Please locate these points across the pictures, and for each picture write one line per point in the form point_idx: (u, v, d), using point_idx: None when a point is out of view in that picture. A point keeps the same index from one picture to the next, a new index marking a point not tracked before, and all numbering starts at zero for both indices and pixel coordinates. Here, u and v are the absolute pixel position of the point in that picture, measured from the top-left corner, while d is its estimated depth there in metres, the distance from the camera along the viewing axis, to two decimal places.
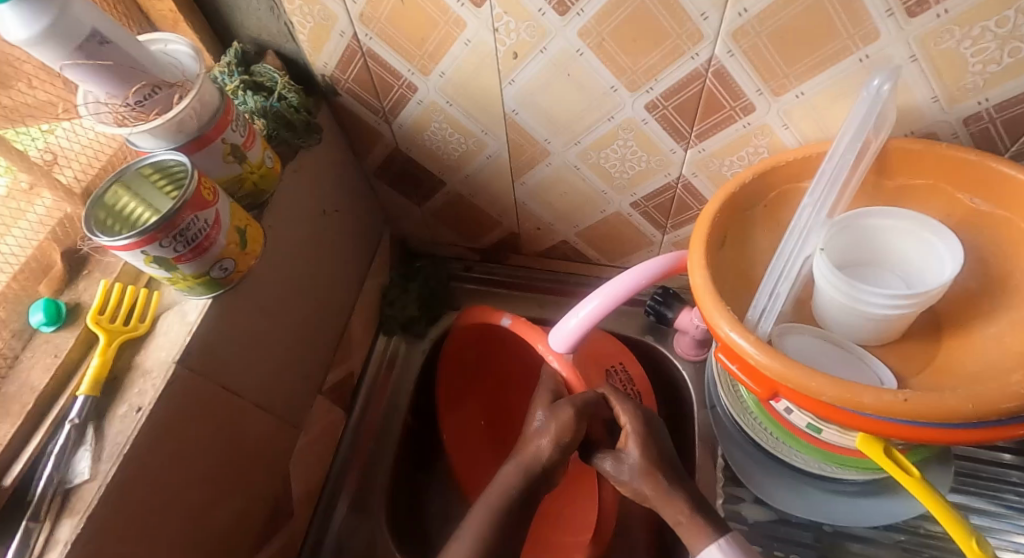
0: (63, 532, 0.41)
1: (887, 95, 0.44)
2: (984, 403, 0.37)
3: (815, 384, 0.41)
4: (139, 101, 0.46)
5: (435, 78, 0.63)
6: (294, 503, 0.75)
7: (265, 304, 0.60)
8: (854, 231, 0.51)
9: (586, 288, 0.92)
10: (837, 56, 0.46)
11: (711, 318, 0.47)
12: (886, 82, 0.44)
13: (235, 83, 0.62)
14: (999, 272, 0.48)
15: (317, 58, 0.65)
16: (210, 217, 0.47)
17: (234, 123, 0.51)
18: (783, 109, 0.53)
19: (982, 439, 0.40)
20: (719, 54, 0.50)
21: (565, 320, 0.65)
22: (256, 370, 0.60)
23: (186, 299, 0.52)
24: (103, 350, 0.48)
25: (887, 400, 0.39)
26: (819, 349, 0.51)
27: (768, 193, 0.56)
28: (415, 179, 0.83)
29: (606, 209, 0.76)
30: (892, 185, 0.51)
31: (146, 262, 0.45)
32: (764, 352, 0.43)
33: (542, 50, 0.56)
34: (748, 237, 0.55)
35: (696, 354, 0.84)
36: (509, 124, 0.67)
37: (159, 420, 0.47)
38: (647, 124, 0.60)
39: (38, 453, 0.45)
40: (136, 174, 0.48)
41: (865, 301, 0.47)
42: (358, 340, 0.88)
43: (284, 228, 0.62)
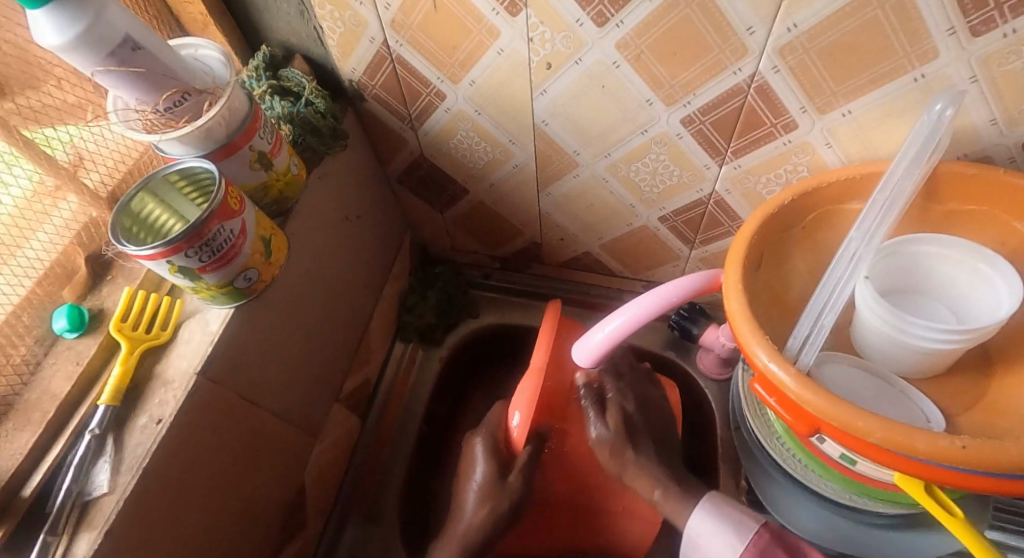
0: (81, 547, 0.41)
1: (950, 120, 0.41)
2: None
3: (863, 424, 0.39)
4: (169, 108, 0.45)
5: (465, 86, 0.62)
6: (308, 511, 0.74)
7: (286, 312, 0.59)
8: (901, 259, 0.49)
9: (608, 300, 0.90)
10: (891, 75, 0.44)
11: (746, 345, 0.45)
12: (950, 106, 0.41)
13: (263, 88, 0.61)
14: None
15: (345, 63, 0.64)
16: (236, 226, 0.46)
17: (261, 131, 0.50)
18: (827, 127, 0.51)
19: None
20: (763, 70, 0.48)
21: (590, 334, 0.59)
22: (274, 380, 0.59)
23: (208, 308, 0.51)
24: (125, 358, 0.47)
25: (943, 446, 0.37)
26: (859, 381, 0.50)
27: (807, 214, 0.53)
28: (439, 186, 0.82)
29: (633, 222, 0.75)
30: (942, 210, 0.49)
31: (170, 271, 0.44)
32: (806, 387, 0.41)
33: (577, 61, 0.54)
34: (785, 260, 0.53)
35: (721, 373, 0.82)
36: (538, 134, 0.65)
37: (179, 432, 0.46)
38: (681, 138, 0.59)
39: (58, 463, 0.44)
40: (163, 182, 0.47)
41: (913, 334, 0.45)
42: (375, 347, 0.87)
43: (307, 235, 0.61)
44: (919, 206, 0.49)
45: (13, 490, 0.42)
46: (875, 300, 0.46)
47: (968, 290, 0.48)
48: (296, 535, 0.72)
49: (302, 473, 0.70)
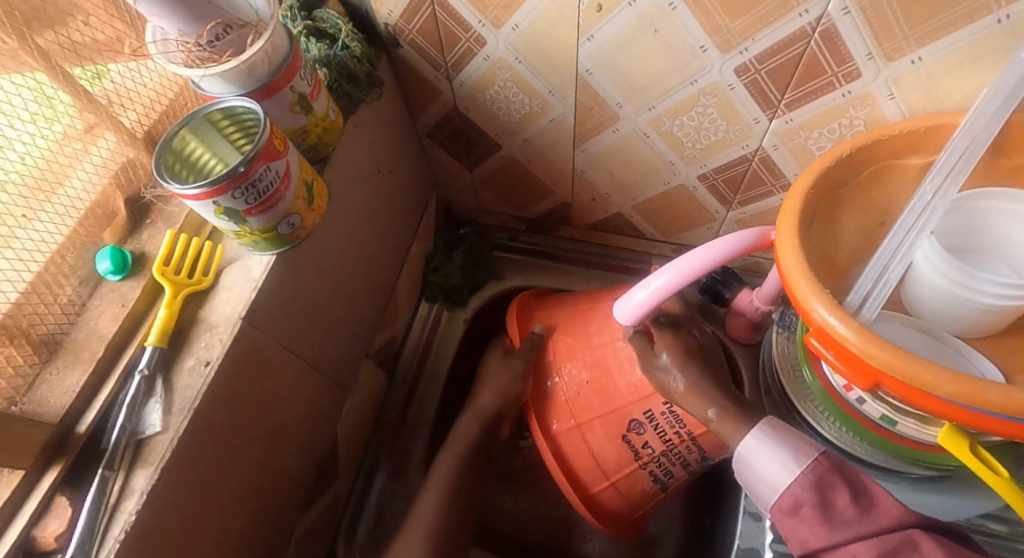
0: (138, 482, 0.41)
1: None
2: None
3: (931, 377, 0.38)
4: (212, 41, 0.43)
5: (507, 32, 0.60)
6: (339, 464, 0.74)
7: (322, 265, 0.58)
8: (964, 215, 0.47)
9: (637, 264, 0.89)
10: (970, 17, 0.42)
11: (803, 300, 0.44)
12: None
13: (298, 28, 0.58)
14: None
15: (381, 6, 0.62)
16: (281, 168, 0.45)
17: (302, 71, 0.48)
18: (892, 76, 0.49)
19: None
20: (832, 11, 0.46)
21: (632, 294, 0.57)
22: (311, 331, 0.59)
23: (249, 255, 0.50)
24: (170, 301, 0.46)
25: (1016, 399, 0.36)
26: (912, 340, 0.48)
27: (863, 169, 0.51)
28: (469, 141, 0.80)
29: (670, 181, 0.73)
30: (1008, 165, 0.47)
31: (216, 213, 0.43)
32: (870, 341, 0.40)
33: (631, 2, 0.52)
34: (836, 216, 0.52)
35: (750, 337, 0.81)
36: (580, 85, 0.63)
37: (227, 375, 0.46)
38: (733, 89, 0.56)
39: (110, 403, 0.43)
40: (205, 121, 0.45)
41: (978, 291, 0.43)
42: (403, 305, 0.86)
43: (343, 184, 0.60)
44: (985, 161, 0.47)
45: (67, 427, 0.42)
46: (939, 255, 0.44)
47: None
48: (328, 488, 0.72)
49: (333, 427, 0.69)
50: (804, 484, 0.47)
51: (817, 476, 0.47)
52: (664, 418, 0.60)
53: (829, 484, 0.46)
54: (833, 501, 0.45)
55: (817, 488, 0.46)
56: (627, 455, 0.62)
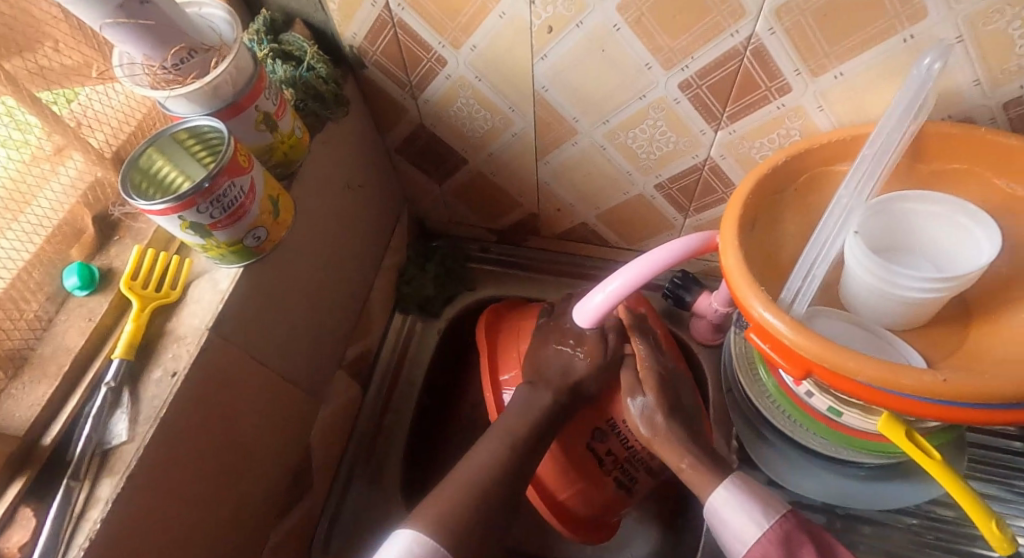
0: (103, 491, 0.42)
1: (937, 74, 0.44)
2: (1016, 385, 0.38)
3: (853, 364, 0.41)
4: (176, 64, 0.45)
5: (466, 52, 0.63)
6: (313, 475, 0.75)
7: (291, 277, 0.60)
8: (889, 215, 0.51)
9: (603, 271, 0.92)
10: (881, 37, 0.46)
11: (743, 298, 0.47)
12: (937, 60, 0.43)
13: (264, 51, 0.61)
14: None
15: (346, 29, 0.65)
16: (245, 184, 0.47)
17: (267, 91, 0.51)
18: (819, 90, 0.52)
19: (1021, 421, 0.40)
20: (760, 32, 0.49)
21: (590, 296, 0.60)
22: (282, 341, 0.61)
23: (217, 268, 0.52)
24: (136, 315, 0.48)
25: (927, 381, 0.39)
26: (846, 333, 0.51)
27: (799, 175, 0.55)
28: (437, 155, 0.83)
29: (629, 191, 0.76)
30: (927, 169, 0.51)
31: (182, 227, 0.45)
32: (800, 333, 0.43)
33: (578, 24, 0.55)
34: (777, 219, 0.55)
35: (714, 338, 0.84)
36: (538, 101, 0.67)
37: (194, 385, 0.47)
38: (679, 103, 0.60)
39: (76, 415, 0.45)
40: (171, 139, 0.47)
41: (900, 284, 0.47)
42: (375, 317, 0.88)
43: (311, 199, 0.62)
44: (905, 167, 0.51)
45: (34, 439, 0.43)
46: (863, 253, 0.48)
47: (951, 244, 0.50)
48: (301, 498, 0.73)
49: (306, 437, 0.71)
50: (773, 540, 0.51)
51: (785, 533, 0.51)
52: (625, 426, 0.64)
53: (797, 542, 0.51)
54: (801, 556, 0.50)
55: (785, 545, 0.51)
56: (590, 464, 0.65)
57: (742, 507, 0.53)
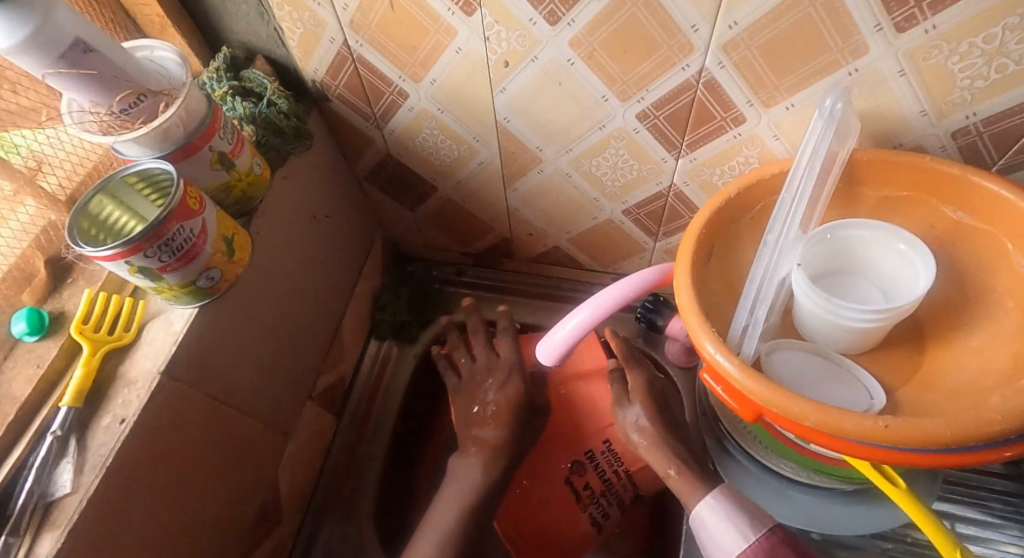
0: (45, 546, 0.41)
1: (841, 113, 0.44)
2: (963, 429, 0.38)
3: (799, 408, 0.41)
4: (124, 109, 0.45)
5: (426, 85, 0.63)
6: (283, 509, 0.74)
7: (253, 312, 0.59)
8: (832, 242, 0.51)
9: (579, 295, 0.91)
10: (827, 70, 0.46)
11: (696, 338, 0.48)
12: (839, 100, 0.43)
13: (223, 89, 0.60)
14: (981, 283, 0.48)
15: (307, 64, 0.65)
16: (196, 226, 0.47)
17: (221, 131, 0.50)
18: (772, 120, 0.53)
19: (972, 463, 0.39)
20: (709, 66, 0.50)
21: (553, 332, 0.62)
22: (245, 377, 0.60)
23: (171, 308, 0.51)
24: (86, 360, 0.47)
25: (869, 426, 0.39)
26: (804, 365, 0.51)
27: (753, 206, 0.56)
28: (407, 183, 0.83)
29: (598, 216, 0.76)
30: (875, 196, 0.52)
31: (130, 272, 0.44)
32: (748, 375, 0.43)
33: (533, 58, 0.55)
34: (734, 250, 0.56)
35: (687, 361, 0.85)
36: (500, 131, 0.67)
37: (144, 430, 0.46)
38: (638, 132, 0.60)
39: (21, 465, 0.44)
40: (122, 184, 0.47)
41: (843, 315, 0.47)
42: (348, 346, 0.87)
43: (274, 233, 0.62)
44: (844, 192, 0.52)
45: None
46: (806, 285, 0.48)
47: (894, 268, 0.50)
48: (270, 533, 0.72)
49: (274, 472, 0.70)
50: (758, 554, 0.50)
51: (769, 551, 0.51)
52: (603, 456, 0.72)
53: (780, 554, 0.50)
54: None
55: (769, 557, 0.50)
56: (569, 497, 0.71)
57: (728, 519, 0.53)
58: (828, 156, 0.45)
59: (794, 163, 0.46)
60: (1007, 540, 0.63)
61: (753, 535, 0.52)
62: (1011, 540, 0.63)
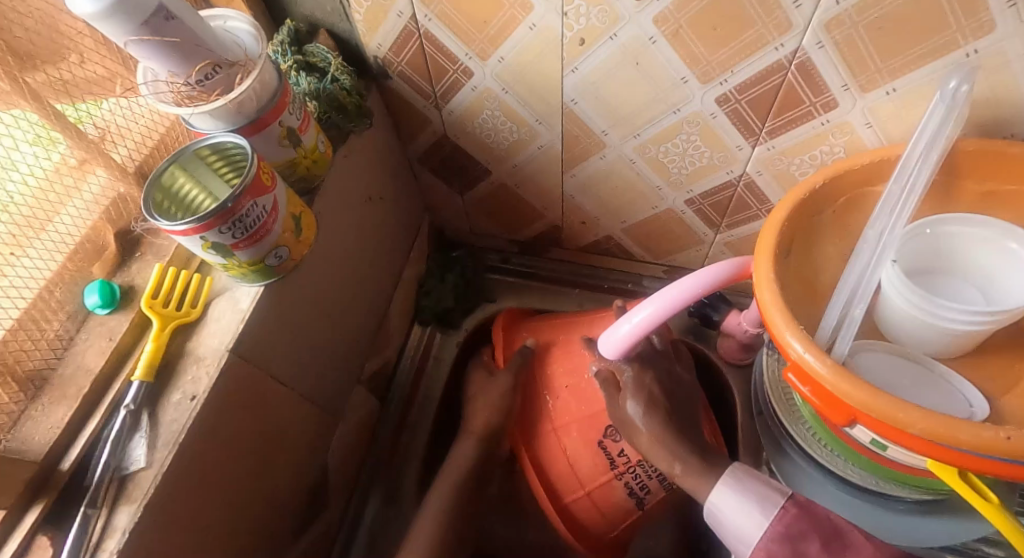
0: (121, 520, 0.40)
1: (965, 97, 0.40)
2: None
3: (902, 414, 0.38)
4: (201, 80, 0.44)
5: (493, 63, 0.61)
6: (329, 492, 0.74)
7: (311, 292, 0.58)
8: (930, 238, 0.48)
9: (628, 286, 0.89)
10: (941, 51, 0.43)
11: (779, 335, 0.45)
12: (964, 83, 0.40)
13: (288, 63, 0.59)
14: None
15: (371, 39, 0.63)
16: (268, 203, 0.45)
17: (291, 106, 0.49)
18: (868, 106, 0.50)
19: None
20: (807, 46, 0.47)
21: (618, 325, 0.58)
22: (300, 359, 0.59)
23: (237, 286, 0.50)
24: (157, 335, 0.47)
25: (986, 437, 0.36)
26: (894, 368, 0.49)
27: (838, 198, 0.52)
28: (460, 166, 0.81)
29: (658, 205, 0.74)
30: (978, 190, 0.48)
31: (203, 247, 0.43)
32: (842, 377, 0.40)
33: (612, 36, 0.53)
34: (816, 244, 0.53)
35: (742, 358, 0.81)
36: (566, 114, 0.64)
37: (213, 408, 0.46)
38: (715, 117, 0.57)
39: (95, 438, 0.43)
40: (193, 156, 0.46)
41: (943, 315, 0.44)
42: (394, 330, 0.86)
43: (332, 213, 0.61)
44: (941, 184, 0.49)
45: (52, 464, 0.42)
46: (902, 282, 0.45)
47: (996, 268, 0.47)
48: (318, 515, 0.72)
49: (323, 455, 0.69)
50: (775, 537, 0.48)
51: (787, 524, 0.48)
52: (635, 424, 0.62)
53: (798, 534, 0.47)
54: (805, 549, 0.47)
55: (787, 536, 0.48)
56: (602, 463, 0.63)
57: (739, 503, 0.51)
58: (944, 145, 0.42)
59: (905, 152, 0.43)
60: None
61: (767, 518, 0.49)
62: None
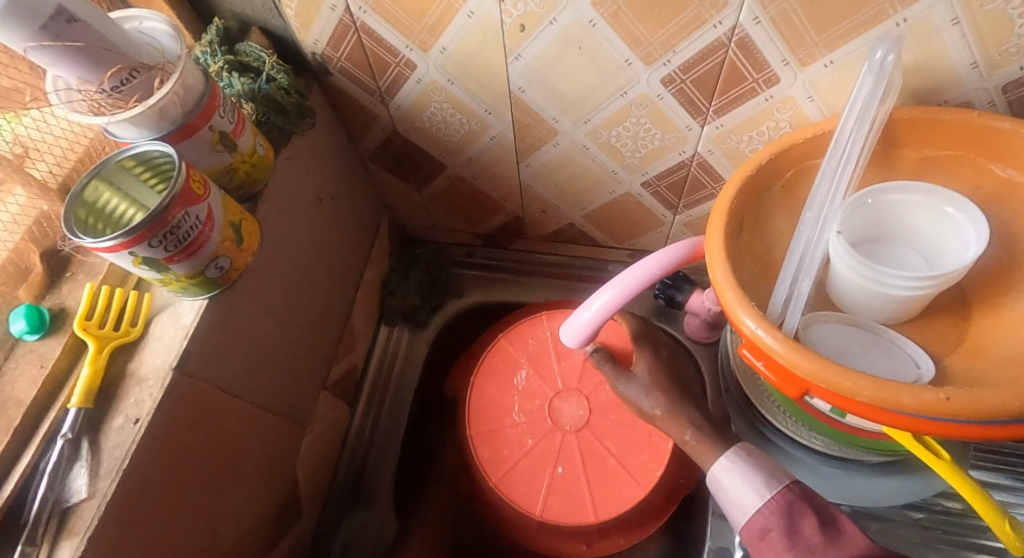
0: (63, 555, 0.38)
1: (893, 67, 0.40)
2: None
3: (849, 383, 0.39)
4: (116, 86, 0.42)
5: (435, 54, 0.59)
6: (301, 504, 0.72)
7: (262, 300, 0.56)
8: (872, 208, 0.49)
9: (596, 273, 0.89)
10: (874, 20, 0.43)
11: (732, 312, 0.45)
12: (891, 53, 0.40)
13: (218, 64, 0.56)
14: None
15: (307, 35, 0.61)
16: (201, 212, 0.43)
17: (221, 109, 0.47)
18: (808, 80, 0.50)
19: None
20: (744, 22, 0.47)
21: (576, 314, 0.59)
22: (256, 370, 0.57)
23: (179, 301, 0.48)
24: (93, 359, 0.44)
25: (928, 400, 0.37)
26: (847, 338, 0.49)
27: (785, 171, 0.52)
28: (414, 162, 0.79)
29: (615, 190, 0.73)
30: (916, 156, 0.49)
31: (135, 263, 0.41)
32: (794, 350, 0.41)
33: (551, 21, 0.52)
34: (766, 218, 0.52)
35: (708, 336, 0.82)
36: (515, 103, 0.63)
37: (159, 430, 0.44)
38: (662, 99, 0.57)
39: (32, 470, 0.41)
40: (118, 168, 0.44)
41: (886, 282, 0.45)
42: (359, 334, 0.84)
43: (279, 218, 0.59)
44: (881, 153, 0.49)
45: None
46: (848, 253, 0.46)
47: (935, 233, 0.49)
48: (291, 527, 0.71)
49: (291, 466, 0.68)
50: (773, 510, 0.48)
51: (788, 502, 0.49)
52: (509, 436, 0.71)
53: (798, 511, 0.48)
54: (801, 527, 0.47)
55: (784, 513, 0.48)
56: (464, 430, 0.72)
57: (744, 474, 0.52)
58: (875, 120, 0.42)
59: (840, 125, 0.43)
60: None
61: (767, 493, 0.50)
62: None
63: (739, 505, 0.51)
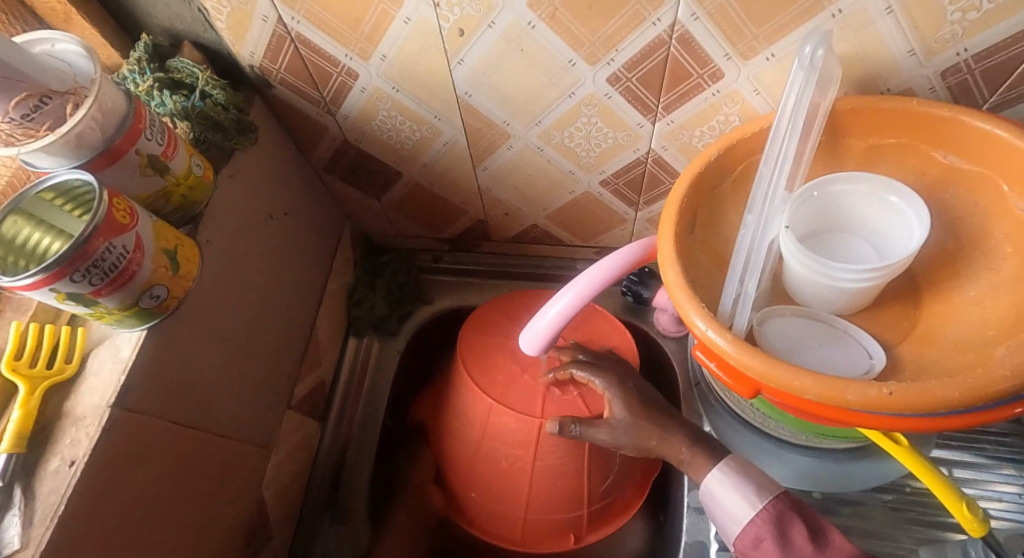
0: None
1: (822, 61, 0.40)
2: (972, 389, 0.36)
3: (798, 382, 0.38)
4: (25, 115, 0.41)
5: (376, 62, 0.58)
6: (271, 527, 0.71)
7: (210, 324, 0.54)
8: (820, 199, 0.48)
9: (563, 272, 0.88)
10: (810, 12, 0.43)
11: (685, 314, 0.44)
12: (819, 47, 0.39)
13: (148, 83, 0.55)
14: (974, 231, 0.46)
15: (241, 47, 0.59)
16: (128, 242, 0.42)
17: (148, 131, 0.46)
18: (751, 74, 0.49)
19: (973, 424, 0.38)
20: (682, 18, 0.46)
21: (535, 320, 0.58)
22: (209, 397, 0.55)
23: (117, 333, 0.47)
24: (24, 400, 0.43)
25: (872, 395, 0.37)
26: (803, 331, 0.48)
27: (734, 167, 0.51)
28: (369, 170, 0.77)
29: (574, 189, 0.72)
30: (862, 145, 0.48)
31: (58, 299, 0.40)
32: (743, 352, 0.40)
33: (490, 24, 0.50)
34: (719, 214, 0.52)
35: (678, 330, 0.80)
36: (463, 107, 0.62)
37: (98, 470, 0.42)
38: (610, 98, 0.56)
39: None
40: (37, 200, 0.42)
41: (833, 275, 0.44)
42: (325, 349, 0.83)
43: (224, 238, 0.57)
44: (828, 144, 0.49)
45: None
46: (796, 248, 0.45)
47: (883, 222, 0.48)
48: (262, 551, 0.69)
49: (257, 489, 0.66)
50: (764, 520, 0.51)
51: (779, 512, 0.51)
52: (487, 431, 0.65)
53: (788, 521, 0.51)
54: (792, 537, 0.50)
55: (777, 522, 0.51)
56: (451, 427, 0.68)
57: (736, 487, 0.54)
58: (810, 111, 0.41)
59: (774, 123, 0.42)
60: (999, 479, 0.64)
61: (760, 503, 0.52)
62: (1003, 479, 0.64)
63: (731, 516, 0.53)
